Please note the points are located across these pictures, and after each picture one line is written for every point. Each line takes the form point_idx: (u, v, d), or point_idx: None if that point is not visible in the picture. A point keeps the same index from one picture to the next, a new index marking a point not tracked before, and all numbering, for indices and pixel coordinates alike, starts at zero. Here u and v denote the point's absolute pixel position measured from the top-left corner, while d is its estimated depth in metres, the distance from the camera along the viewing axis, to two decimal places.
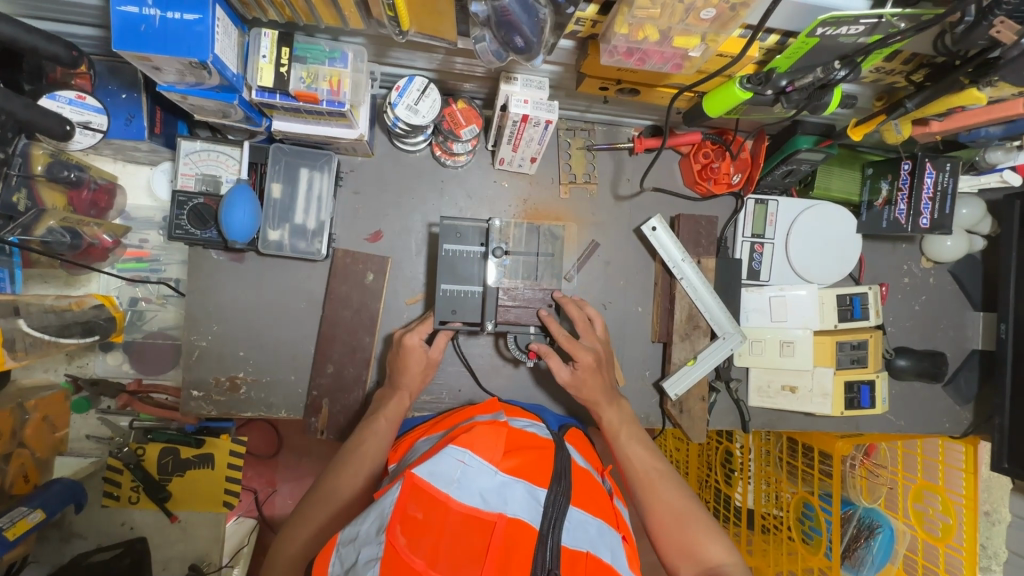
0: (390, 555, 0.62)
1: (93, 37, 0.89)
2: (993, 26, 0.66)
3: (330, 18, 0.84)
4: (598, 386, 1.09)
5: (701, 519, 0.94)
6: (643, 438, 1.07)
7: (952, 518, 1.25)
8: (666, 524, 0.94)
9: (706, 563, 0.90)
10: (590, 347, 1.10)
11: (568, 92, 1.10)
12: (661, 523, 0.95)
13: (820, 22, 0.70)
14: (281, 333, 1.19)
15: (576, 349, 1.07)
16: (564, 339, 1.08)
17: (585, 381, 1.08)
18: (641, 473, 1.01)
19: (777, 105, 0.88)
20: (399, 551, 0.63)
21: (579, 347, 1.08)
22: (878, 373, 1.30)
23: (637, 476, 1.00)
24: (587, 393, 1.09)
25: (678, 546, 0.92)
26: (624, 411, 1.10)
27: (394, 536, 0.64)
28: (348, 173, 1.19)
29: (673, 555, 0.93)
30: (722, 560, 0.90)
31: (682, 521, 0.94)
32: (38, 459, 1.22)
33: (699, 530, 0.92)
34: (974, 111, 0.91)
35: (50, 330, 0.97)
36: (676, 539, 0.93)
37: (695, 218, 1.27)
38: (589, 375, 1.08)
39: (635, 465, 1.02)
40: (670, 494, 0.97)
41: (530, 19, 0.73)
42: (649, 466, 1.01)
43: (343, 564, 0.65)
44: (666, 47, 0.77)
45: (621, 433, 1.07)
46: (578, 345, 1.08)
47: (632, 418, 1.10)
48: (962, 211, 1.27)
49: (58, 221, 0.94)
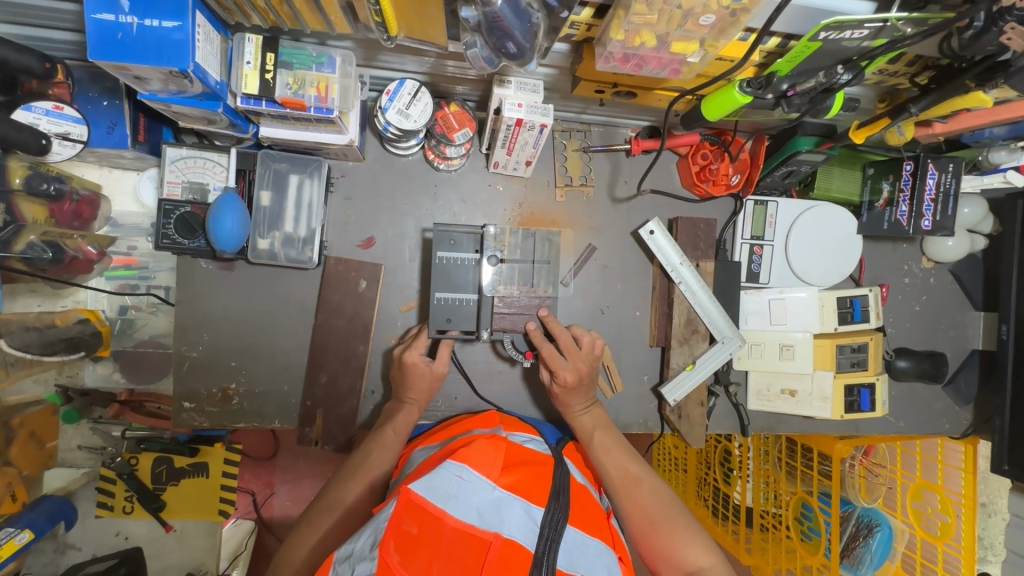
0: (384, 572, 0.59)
1: (71, 42, 0.85)
2: (1004, 33, 0.64)
3: (316, 22, 0.81)
4: (576, 398, 1.10)
5: (679, 522, 0.93)
6: (618, 441, 1.06)
7: (951, 516, 1.24)
8: (644, 532, 0.94)
9: (686, 567, 0.89)
10: (574, 366, 1.09)
11: (563, 94, 1.07)
12: (641, 531, 0.95)
13: (824, 27, 0.68)
14: (273, 343, 1.17)
15: (557, 365, 1.07)
16: (547, 353, 1.08)
17: (561, 395, 1.10)
18: (618, 479, 1.00)
19: (777, 108, 0.85)
20: (391, 568, 0.60)
21: (561, 364, 1.07)
22: (878, 376, 1.29)
23: (614, 484, 1.00)
24: (563, 402, 1.11)
25: (658, 553, 0.92)
26: (600, 416, 1.10)
27: (388, 553, 0.61)
28: (339, 179, 1.16)
29: (655, 561, 0.93)
30: (702, 563, 0.89)
31: (659, 526, 0.93)
32: (27, 477, 1.17)
33: (677, 535, 0.92)
34: (979, 112, 0.89)
35: (33, 349, 0.98)
36: (655, 546, 0.93)
37: (694, 221, 1.24)
38: (568, 390, 1.09)
39: (610, 472, 1.01)
40: (646, 499, 0.97)
41: (522, 25, 0.70)
42: (623, 471, 1.00)
43: None
44: (664, 52, 0.74)
45: (595, 439, 1.06)
46: (560, 363, 1.07)
47: (607, 423, 1.09)
48: (963, 211, 1.26)
49: (38, 235, 0.92)
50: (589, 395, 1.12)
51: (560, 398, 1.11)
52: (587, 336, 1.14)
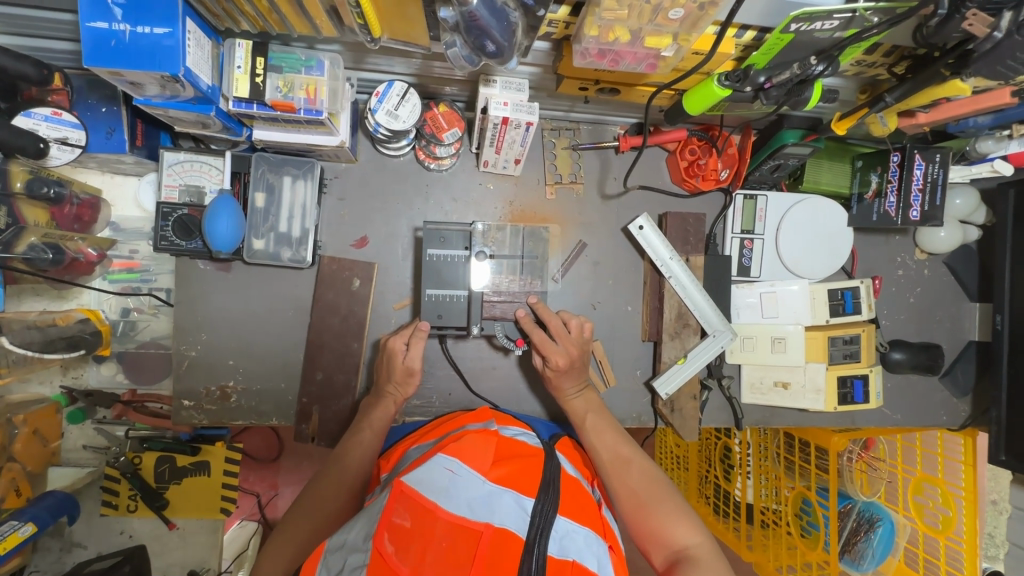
0: (378, 561, 0.61)
1: (70, 51, 0.89)
2: (966, 19, 0.66)
3: (302, 27, 0.84)
4: (568, 381, 1.12)
5: (666, 502, 0.95)
6: (610, 424, 1.09)
7: (951, 510, 1.22)
8: (632, 510, 0.96)
9: (673, 546, 0.90)
10: (565, 350, 1.10)
11: (550, 93, 1.10)
12: (630, 512, 0.97)
13: (794, 18, 0.69)
14: (270, 341, 1.19)
15: (548, 350, 1.09)
16: (538, 339, 1.10)
17: (553, 378, 1.12)
18: (609, 461, 1.03)
19: (757, 101, 0.87)
20: (386, 559, 0.62)
21: (552, 349, 1.09)
22: (872, 368, 1.28)
23: (605, 465, 1.03)
24: (556, 385, 1.13)
25: (646, 531, 0.93)
26: (592, 399, 1.13)
27: (382, 543, 0.63)
28: (332, 180, 1.19)
29: (644, 540, 0.94)
30: (689, 541, 0.90)
31: (647, 506, 0.95)
32: (31, 474, 1.21)
33: (663, 513, 0.93)
34: (961, 101, 0.90)
35: (34, 346, 0.99)
36: (643, 524, 0.94)
37: (683, 216, 1.25)
38: (561, 373, 1.11)
39: (601, 454, 1.05)
40: (635, 480, 0.99)
41: (500, 23, 0.72)
42: (614, 453, 1.04)
43: (329, 571, 0.63)
44: (638, 47, 0.76)
45: (587, 422, 1.10)
46: (552, 347, 1.09)
47: (600, 406, 1.12)
48: (954, 201, 1.26)
49: (39, 237, 0.95)
50: (582, 378, 1.14)
51: (553, 380, 1.13)
52: (576, 319, 1.14)
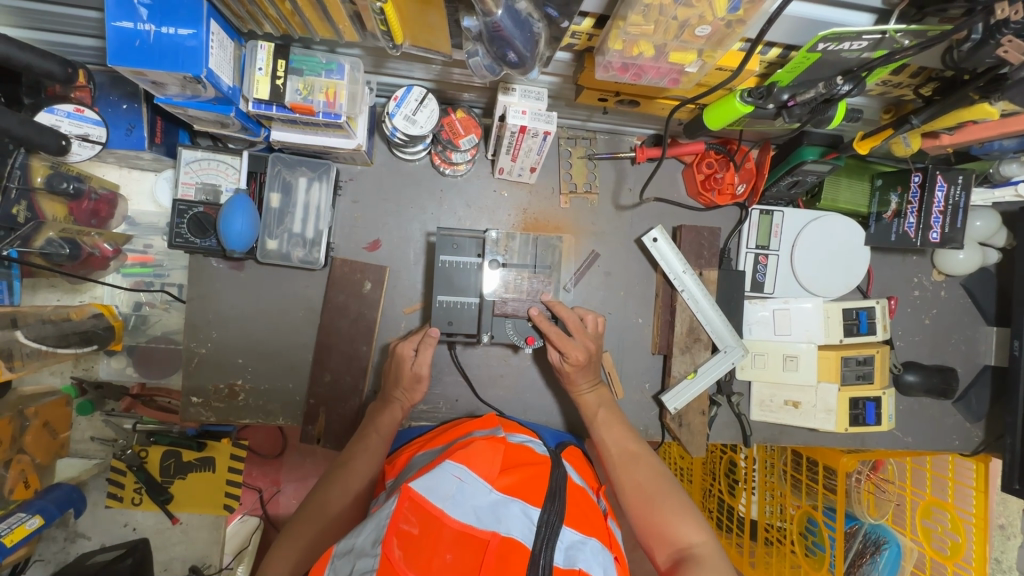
0: (387, 566, 0.60)
1: (96, 48, 0.90)
2: (1001, 45, 0.64)
3: (324, 31, 0.84)
4: (582, 376, 1.12)
5: (672, 498, 0.94)
6: (620, 420, 1.10)
7: (961, 536, 1.18)
8: (637, 507, 0.95)
9: (678, 544, 0.89)
10: (582, 345, 1.10)
11: (568, 102, 1.09)
12: (636, 508, 0.96)
13: (821, 39, 0.68)
14: (279, 341, 1.20)
15: (566, 346, 1.08)
16: (555, 336, 1.08)
17: (569, 372, 1.11)
18: (617, 455, 1.04)
19: (778, 118, 0.85)
20: (393, 564, 0.61)
21: (570, 344, 1.08)
22: (885, 390, 1.26)
23: (613, 459, 1.04)
24: (570, 380, 1.12)
25: (651, 529, 0.92)
26: (604, 395, 1.14)
27: (390, 549, 0.62)
28: (347, 182, 1.19)
29: (647, 538, 0.93)
30: (694, 539, 0.89)
31: (653, 503, 0.94)
32: (39, 465, 1.22)
33: (668, 510, 0.93)
34: (987, 124, 0.87)
35: (48, 340, 1.01)
36: (647, 520, 0.94)
37: (698, 230, 1.24)
38: (579, 368, 1.10)
39: (610, 448, 1.05)
40: (641, 475, 0.99)
41: (523, 34, 0.71)
42: (623, 448, 1.04)
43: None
44: (662, 62, 0.75)
45: (599, 416, 1.11)
46: (569, 343, 1.08)
47: (611, 402, 1.13)
48: (975, 224, 1.23)
49: (57, 232, 0.96)
50: (595, 374, 1.14)
51: (570, 376, 1.12)
52: (592, 314, 1.16)
